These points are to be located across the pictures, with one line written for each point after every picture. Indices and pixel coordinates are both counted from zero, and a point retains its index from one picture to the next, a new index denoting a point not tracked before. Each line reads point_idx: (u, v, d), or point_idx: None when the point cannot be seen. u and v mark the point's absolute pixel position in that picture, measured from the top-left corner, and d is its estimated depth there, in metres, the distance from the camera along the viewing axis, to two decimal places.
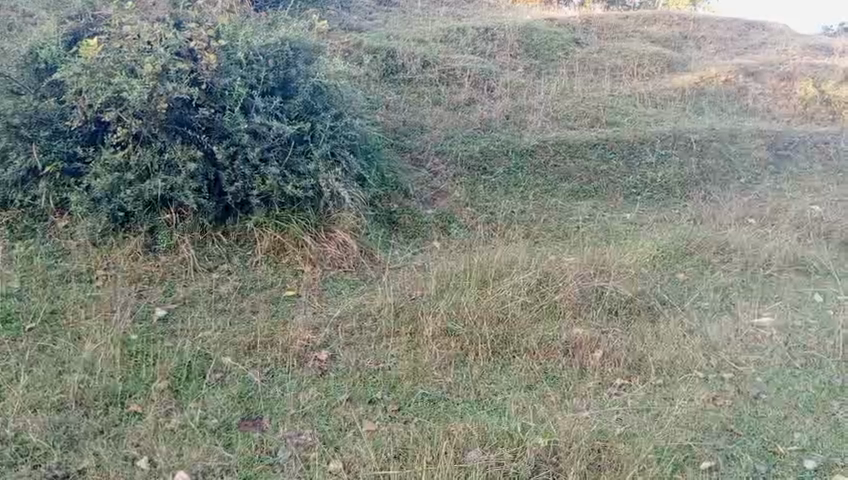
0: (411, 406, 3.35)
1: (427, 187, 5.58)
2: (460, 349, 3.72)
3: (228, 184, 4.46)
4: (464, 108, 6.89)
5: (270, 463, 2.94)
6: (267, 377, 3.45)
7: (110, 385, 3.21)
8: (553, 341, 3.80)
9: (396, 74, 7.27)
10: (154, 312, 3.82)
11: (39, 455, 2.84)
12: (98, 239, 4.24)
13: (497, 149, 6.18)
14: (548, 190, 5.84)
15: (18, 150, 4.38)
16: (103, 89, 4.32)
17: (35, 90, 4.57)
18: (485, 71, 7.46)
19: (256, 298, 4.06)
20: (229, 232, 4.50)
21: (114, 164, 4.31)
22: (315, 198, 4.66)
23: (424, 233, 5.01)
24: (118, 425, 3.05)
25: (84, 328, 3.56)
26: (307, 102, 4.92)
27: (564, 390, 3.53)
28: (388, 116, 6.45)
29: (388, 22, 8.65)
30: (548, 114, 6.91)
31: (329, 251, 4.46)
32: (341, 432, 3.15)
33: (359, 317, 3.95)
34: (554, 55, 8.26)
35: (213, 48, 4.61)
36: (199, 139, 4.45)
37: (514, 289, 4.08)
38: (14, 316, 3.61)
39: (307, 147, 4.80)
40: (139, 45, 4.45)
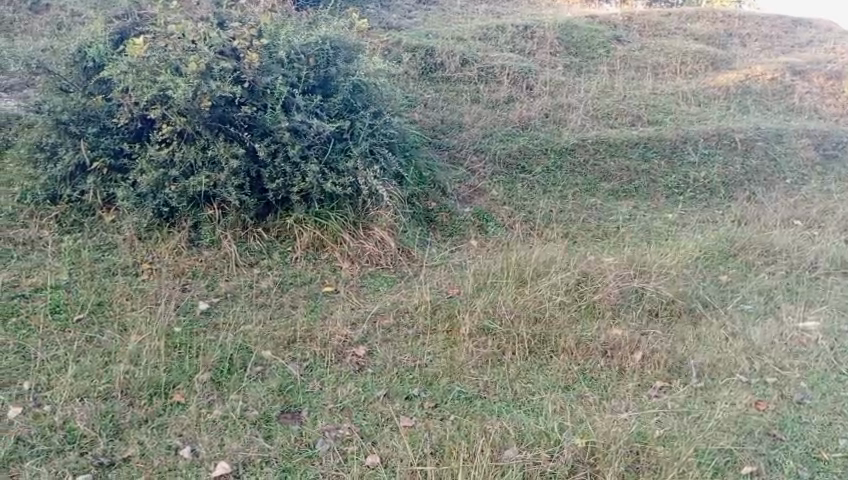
0: (447, 403, 3.37)
1: (465, 186, 5.58)
2: (497, 348, 3.71)
3: (270, 181, 4.53)
4: (502, 107, 6.87)
5: (309, 456, 2.99)
6: (306, 371, 3.50)
7: (155, 376, 3.29)
8: (592, 342, 3.77)
9: (435, 73, 7.29)
10: (197, 306, 3.90)
11: (86, 443, 2.93)
12: (143, 234, 4.35)
13: (536, 147, 6.15)
14: (587, 190, 5.80)
15: (67, 146, 4.52)
16: (150, 87, 4.43)
17: (83, 88, 4.70)
18: (525, 69, 7.42)
19: (295, 293, 4.12)
20: (269, 228, 4.57)
21: (159, 160, 4.41)
22: (354, 195, 4.70)
23: (462, 231, 5.01)
24: (161, 415, 3.13)
25: (130, 320, 3.66)
26: (346, 100, 4.96)
27: (601, 391, 3.51)
28: (426, 114, 6.47)
29: (427, 20, 8.67)
30: (587, 113, 6.85)
31: (368, 248, 4.49)
32: (378, 427, 3.18)
33: (397, 313, 3.97)
34: (595, 52, 8.18)
35: (255, 46, 4.65)
36: (242, 136, 4.52)
37: (552, 288, 4.05)
38: (63, 307, 3.73)
39: (347, 145, 4.83)
40: (184, 43, 4.54)
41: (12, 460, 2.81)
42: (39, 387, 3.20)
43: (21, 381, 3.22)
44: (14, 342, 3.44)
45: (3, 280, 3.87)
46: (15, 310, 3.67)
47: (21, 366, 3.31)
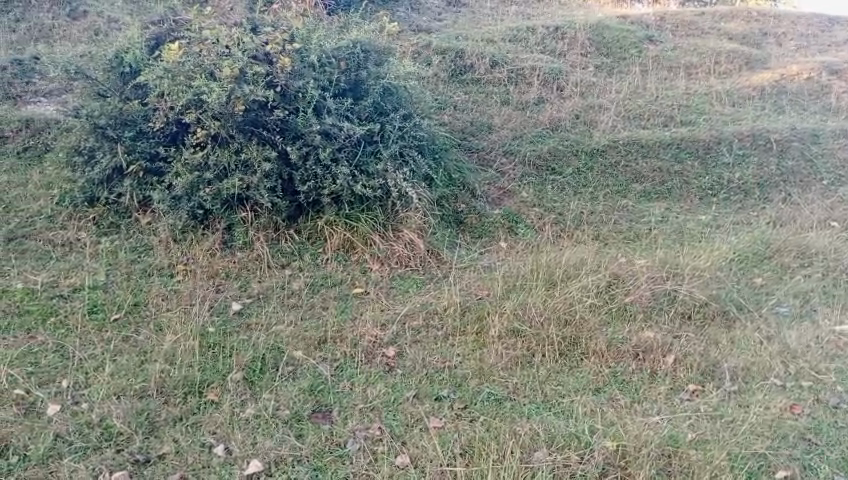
0: (477, 404, 3.37)
1: (494, 187, 5.58)
2: (527, 350, 3.71)
3: (301, 183, 4.58)
4: (532, 108, 6.85)
5: (340, 455, 3.03)
6: (336, 371, 3.54)
7: (189, 375, 3.35)
8: (623, 345, 3.74)
9: (465, 75, 7.30)
10: (230, 306, 3.96)
11: (123, 440, 3.00)
12: (178, 235, 4.43)
13: (567, 149, 6.12)
14: (618, 191, 5.75)
15: (105, 150, 4.62)
16: (185, 91, 4.52)
17: (120, 93, 4.81)
18: (555, 70, 7.38)
19: (326, 294, 4.16)
20: (301, 230, 4.62)
21: (193, 163, 4.50)
22: (384, 197, 4.73)
23: (492, 232, 5.01)
24: (195, 413, 3.19)
25: (165, 320, 3.74)
26: (377, 103, 5.00)
27: (633, 394, 3.48)
28: (456, 116, 6.48)
29: (457, 22, 8.68)
30: (619, 114, 6.80)
31: (397, 250, 4.52)
32: (408, 427, 3.20)
33: (426, 315, 3.98)
34: (627, 52, 8.11)
35: (288, 51, 4.72)
36: (274, 139, 4.59)
37: (583, 290, 4.03)
38: (100, 307, 3.82)
39: (377, 147, 4.86)
40: (217, 48, 4.64)
41: (52, 456, 2.89)
42: (77, 385, 3.28)
43: (61, 379, 3.31)
44: (54, 341, 3.53)
45: (43, 280, 3.97)
46: (54, 309, 3.77)
47: (60, 365, 3.40)
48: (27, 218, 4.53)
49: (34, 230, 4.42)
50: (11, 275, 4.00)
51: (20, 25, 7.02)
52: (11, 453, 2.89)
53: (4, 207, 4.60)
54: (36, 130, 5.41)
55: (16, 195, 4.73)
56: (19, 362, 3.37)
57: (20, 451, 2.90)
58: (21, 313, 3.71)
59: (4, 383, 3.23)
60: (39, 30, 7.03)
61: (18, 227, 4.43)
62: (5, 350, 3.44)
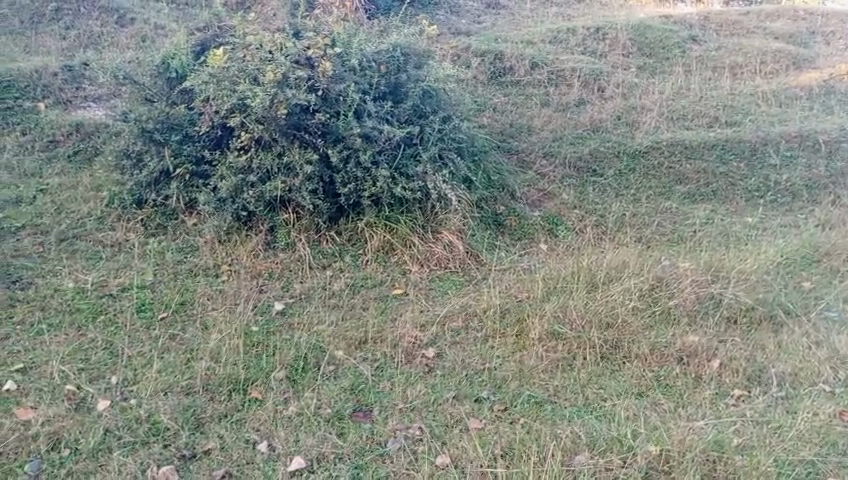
0: (517, 407, 3.37)
1: (534, 189, 5.56)
2: (568, 352, 3.69)
3: (342, 185, 4.63)
4: (573, 110, 6.81)
5: (381, 454, 3.06)
6: (377, 371, 3.57)
7: (234, 373, 3.42)
8: (667, 349, 3.70)
9: (504, 77, 7.29)
10: (273, 306, 4.02)
11: (170, 435, 3.08)
12: (222, 237, 4.51)
13: (608, 150, 6.07)
14: (662, 193, 5.67)
15: (152, 153, 4.75)
16: (229, 95, 4.63)
17: (167, 97, 4.94)
18: (596, 71, 7.31)
19: (366, 294, 4.20)
20: (341, 232, 4.67)
21: (238, 166, 4.59)
22: (423, 199, 4.75)
23: (531, 235, 4.99)
24: (240, 410, 3.25)
25: (211, 319, 3.82)
26: (417, 105, 5.02)
27: (677, 399, 3.44)
28: (495, 119, 6.47)
29: (497, 25, 8.66)
30: (661, 114, 6.71)
31: (437, 252, 4.53)
32: (448, 428, 3.22)
33: (466, 316, 3.98)
34: (670, 53, 7.99)
35: (329, 55, 4.78)
36: (315, 143, 4.65)
37: (625, 293, 3.98)
38: (148, 306, 3.92)
39: (416, 150, 4.88)
40: (261, 53, 4.73)
41: (101, 450, 2.98)
42: (126, 382, 3.37)
43: (110, 375, 3.40)
44: (103, 338, 3.64)
45: (94, 280, 4.10)
46: (103, 308, 3.88)
47: (110, 361, 3.49)
48: (78, 219, 4.66)
49: (85, 231, 4.56)
50: (63, 274, 4.13)
51: (70, 32, 7.22)
52: (63, 446, 2.98)
53: (56, 209, 4.75)
54: (86, 134, 5.58)
55: (67, 197, 4.87)
56: (70, 359, 3.48)
57: (71, 444, 2.99)
58: (72, 311, 3.83)
59: (57, 379, 3.34)
60: (89, 37, 7.22)
61: (69, 228, 4.57)
62: (57, 346, 3.56)
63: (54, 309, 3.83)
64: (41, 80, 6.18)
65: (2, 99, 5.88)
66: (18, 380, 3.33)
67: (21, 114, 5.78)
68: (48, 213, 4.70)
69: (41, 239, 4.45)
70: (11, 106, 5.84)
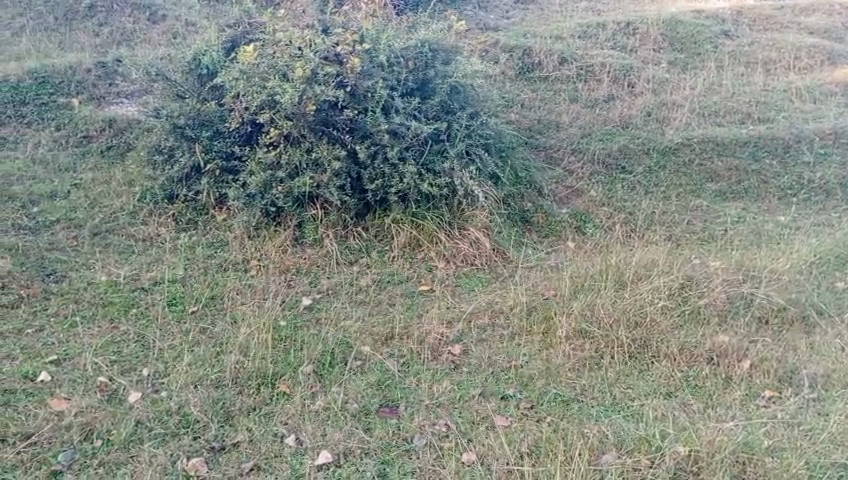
0: (544, 405, 3.36)
1: (562, 186, 5.52)
2: (595, 351, 3.66)
3: (369, 181, 4.65)
4: (602, 105, 6.74)
5: (407, 449, 3.08)
6: (404, 367, 3.58)
7: (262, 367, 3.46)
8: (696, 348, 3.67)
9: (533, 72, 7.24)
10: (300, 301, 4.06)
11: (200, 427, 3.13)
12: (252, 232, 4.56)
13: (638, 147, 6.01)
14: (693, 191, 5.60)
15: (183, 149, 4.81)
16: (259, 92, 4.67)
17: (198, 93, 4.99)
18: (626, 67, 7.24)
19: (393, 290, 4.22)
20: (368, 228, 4.68)
21: (267, 162, 4.64)
22: (450, 196, 4.74)
23: (559, 232, 4.97)
24: (268, 404, 3.29)
25: (240, 313, 3.87)
26: (444, 101, 5.01)
27: (706, 400, 3.41)
28: (523, 114, 6.44)
29: (525, 20, 8.61)
30: (692, 111, 6.62)
31: (463, 248, 4.53)
32: (474, 424, 3.22)
33: (493, 313, 3.98)
34: (701, 48, 7.87)
35: (357, 51, 4.78)
36: (343, 139, 4.66)
37: (654, 292, 3.94)
38: (179, 299, 3.98)
39: (444, 146, 4.88)
40: (290, 50, 4.75)
41: (133, 441, 3.04)
42: (156, 374, 3.43)
43: (141, 368, 3.46)
44: (135, 330, 3.70)
45: (126, 273, 4.17)
46: (135, 301, 3.94)
47: (141, 354, 3.56)
48: (111, 214, 4.74)
49: (117, 225, 4.63)
50: (96, 268, 4.21)
51: (103, 29, 7.34)
52: (96, 436, 3.05)
53: (89, 203, 4.83)
54: (119, 130, 5.67)
55: (100, 192, 4.96)
56: (103, 351, 3.55)
57: (104, 435, 3.06)
58: (105, 304, 3.90)
59: (90, 371, 3.41)
60: (122, 33, 7.33)
61: (102, 222, 4.65)
62: (90, 339, 3.63)
63: (87, 301, 3.91)
64: (75, 76, 6.29)
65: (37, 95, 6.00)
66: (53, 371, 3.40)
67: (56, 110, 5.90)
68: (82, 207, 4.78)
69: (75, 233, 4.53)
70: (46, 102, 5.95)
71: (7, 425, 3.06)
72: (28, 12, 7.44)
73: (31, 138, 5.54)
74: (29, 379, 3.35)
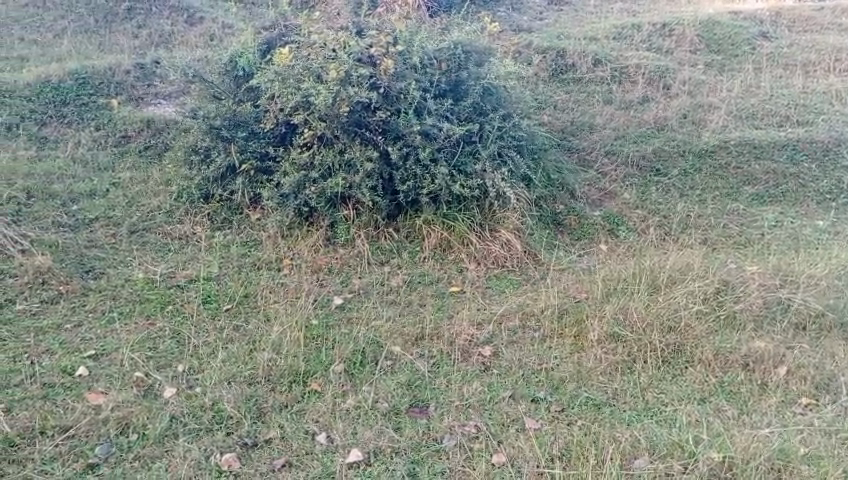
0: (575, 408, 3.34)
1: (594, 188, 5.48)
2: (628, 355, 3.63)
3: (401, 182, 4.66)
4: (637, 107, 6.67)
5: (436, 450, 3.09)
6: (434, 368, 3.59)
7: (294, 365, 3.49)
8: (731, 354, 3.61)
9: (566, 74, 7.20)
10: (332, 300, 4.09)
11: (233, 423, 3.18)
12: (285, 232, 4.62)
13: (673, 149, 5.94)
14: (728, 194, 5.51)
15: (219, 149, 4.89)
16: (294, 93, 4.73)
17: (234, 95, 5.07)
18: (661, 69, 7.17)
19: (423, 291, 4.22)
20: (399, 229, 4.70)
21: (301, 163, 4.69)
22: (481, 197, 4.74)
23: (591, 234, 4.92)
24: (300, 401, 3.33)
25: (273, 311, 3.91)
26: (477, 103, 5.01)
27: (741, 406, 3.36)
28: (556, 116, 6.40)
29: (559, 21, 8.56)
30: (729, 113, 6.52)
31: (494, 250, 4.52)
32: (504, 427, 3.22)
33: (523, 315, 3.95)
34: (739, 49, 7.75)
35: (391, 53, 4.81)
36: (375, 140, 4.69)
37: (688, 296, 3.90)
38: (213, 297, 4.04)
39: (476, 147, 4.87)
40: (324, 52, 4.80)
41: (167, 436, 3.10)
42: (191, 370, 3.49)
43: (176, 364, 3.52)
44: (170, 327, 3.77)
45: (162, 271, 4.24)
46: (171, 298, 4.01)
47: (176, 350, 3.62)
48: (148, 213, 4.83)
49: (154, 224, 4.72)
50: (133, 265, 4.29)
51: (142, 31, 7.48)
52: (132, 431, 3.11)
53: (127, 202, 4.93)
54: (156, 130, 5.78)
55: (138, 191, 5.05)
56: (139, 347, 3.62)
57: (140, 429, 3.12)
58: (141, 301, 3.98)
59: (127, 366, 3.48)
60: (160, 36, 7.46)
61: (139, 221, 4.74)
62: (127, 335, 3.70)
63: (124, 298, 3.99)
64: (114, 77, 6.42)
65: (78, 96, 6.14)
66: (91, 366, 3.48)
67: (95, 110, 6.03)
68: (119, 206, 4.88)
69: (113, 230, 4.63)
70: (87, 102, 6.09)
71: (46, 417, 3.13)
72: (69, 15, 7.60)
73: (72, 138, 5.67)
74: (68, 373, 3.42)
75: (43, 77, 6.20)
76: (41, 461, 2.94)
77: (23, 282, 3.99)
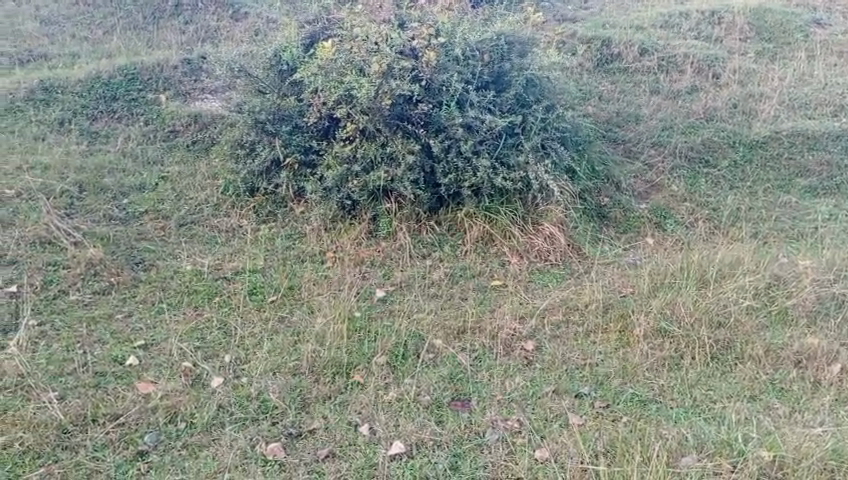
0: (619, 404, 3.30)
1: (641, 181, 5.38)
2: (675, 351, 3.56)
3: (443, 175, 4.65)
4: (685, 98, 6.54)
5: (478, 443, 3.09)
6: (475, 361, 3.57)
7: (338, 357, 3.52)
8: (782, 350, 3.53)
9: (611, 64, 7.08)
10: (374, 293, 4.11)
11: (278, 413, 3.23)
12: (328, 225, 4.65)
13: (722, 140, 5.80)
14: (781, 186, 5.35)
15: (264, 144, 4.96)
16: (337, 87, 4.75)
17: (278, 89, 5.10)
18: (711, 57, 6.99)
19: (465, 285, 4.22)
20: (441, 222, 4.69)
21: (343, 156, 4.71)
22: (524, 190, 4.70)
23: (638, 228, 4.84)
24: (342, 393, 3.36)
25: (317, 303, 3.95)
26: (520, 94, 4.95)
27: (793, 404, 3.28)
28: (601, 107, 6.29)
29: (605, 10, 8.41)
30: (782, 102, 6.34)
31: (537, 243, 4.48)
32: (547, 422, 3.20)
33: (567, 309, 3.90)
34: (791, 37, 7.52)
35: (433, 45, 4.77)
36: (417, 133, 4.68)
37: (738, 291, 3.83)
38: (259, 289, 4.10)
39: (518, 140, 4.83)
40: (366, 45, 4.79)
41: (214, 425, 3.17)
42: (237, 361, 3.55)
43: (223, 354, 3.59)
44: (218, 318, 3.84)
45: (209, 263, 4.33)
46: (218, 290, 4.09)
47: (223, 340, 3.69)
48: (195, 206, 4.93)
49: (201, 217, 4.81)
50: (182, 258, 4.38)
51: (188, 27, 7.62)
52: (180, 419, 3.18)
53: (176, 196, 5.04)
54: (203, 125, 5.88)
55: (185, 184, 5.16)
56: (188, 337, 3.70)
57: (187, 418, 3.19)
58: (189, 292, 4.06)
59: (175, 356, 3.56)
60: (206, 31, 7.58)
61: (187, 214, 4.84)
62: (175, 325, 3.78)
63: (172, 289, 4.08)
64: (162, 73, 6.54)
65: (127, 91, 6.29)
66: (140, 356, 3.56)
67: (144, 106, 6.17)
68: (168, 199, 4.99)
69: (162, 223, 4.73)
70: (135, 98, 6.24)
71: (97, 405, 3.22)
72: (119, 12, 7.77)
73: (122, 132, 5.80)
74: (118, 362, 3.52)
75: (93, 74, 6.36)
76: (92, 448, 3.03)
77: (76, 273, 4.10)
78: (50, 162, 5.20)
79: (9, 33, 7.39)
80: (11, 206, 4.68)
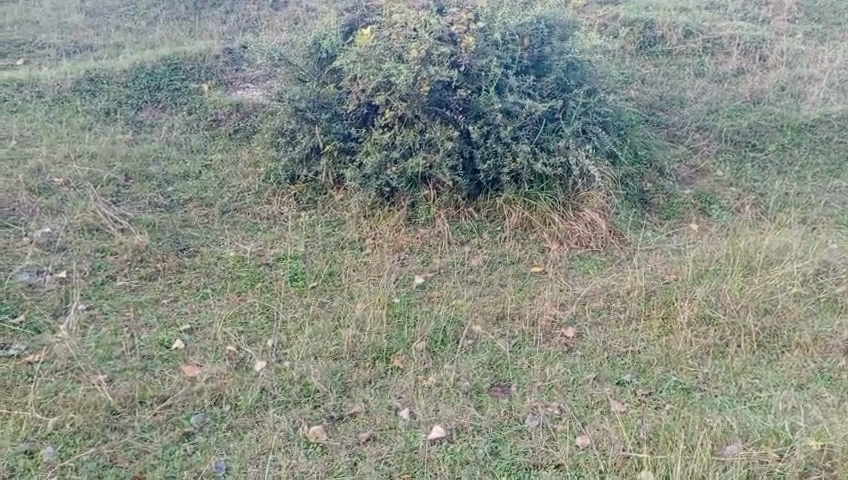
0: (662, 392, 3.26)
1: (685, 166, 5.27)
2: (720, 339, 3.49)
3: (481, 161, 4.62)
4: (730, 80, 6.39)
5: (518, 429, 3.09)
6: (515, 347, 3.56)
7: (378, 343, 3.54)
8: (831, 339, 3.45)
9: (654, 47, 6.94)
10: (413, 279, 4.13)
11: (320, 397, 3.27)
12: (367, 211, 4.68)
13: (770, 124, 5.65)
14: (830, 170, 5.19)
15: (305, 131, 5.00)
16: (375, 74, 4.74)
17: (318, 77, 5.13)
18: (757, 39, 6.81)
19: (504, 271, 4.20)
20: (480, 208, 4.67)
21: (382, 143, 4.72)
22: (564, 176, 4.65)
23: (682, 214, 4.75)
24: (383, 377, 3.39)
25: (357, 289, 3.98)
26: (560, 79, 4.88)
27: (842, 393, 3.20)
28: (644, 90, 6.17)
29: None
30: (832, 84, 6.14)
31: (577, 230, 4.44)
32: (588, 409, 3.18)
33: (608, 296, 3.85)
34: (841, 17, 7.28)
35: (472, 30, 4.73)
36: (456, 119, 4.66)
37: (786, 278, 3.75)
38: (300, 275, 4.15)
39: (559, 125, 4.77)
40: (406, 31, 4.77)
41: (258, 407, 3.23)
42: (280, 345, 3.60)
43: (266, 339, 3.64)
44: (260, 303, 3.90)
45: (252, 249, 4.39)
46: (261, 276, 4.15)
47: (266, 325, 3.74)
48: (238, 194, 5.00)
49: (244, 204, 4.88)
50: (225, 244, 4.45)
51: (230, 16, 7.71)
52: (225, 401, 3.25)
53: (219, 184, 5.12)
54: (244, 114, 5.95)
55: (228, 173, 5.23)
56: (231, 322, 3.76)
57: (232, 400, 3.26)
58: (232, 278, 4.13)
59: (220, 340, 3.63)
60: (247, 21, 7.66)
61: (230, 201, 4.91)
62: (219, 310, 3.86)
63: (216, 275, 4.15)
64: (204, 63, 6.64)
65: (171, 81, 6.39)
66: (186, 340, 3.65)
67: (187, 96, 6.27)
68: (211, 187, 5.07)
69: (206, 211, 4.82)
70: (178, 88, 6.34)
71: (145, 388, 3.31)
72: (162, 4, 7.89)
73: (166, 122, 5.91)
74: (165, 346, 3.60)
75: (138, 64, 6.47)
76: (140, 429, 3.11)
77: (123, 260, 4.20)
78: (97, 151, 5.32)
79: (56, 25, 7.54)
80: (60, 194, 4.81)
